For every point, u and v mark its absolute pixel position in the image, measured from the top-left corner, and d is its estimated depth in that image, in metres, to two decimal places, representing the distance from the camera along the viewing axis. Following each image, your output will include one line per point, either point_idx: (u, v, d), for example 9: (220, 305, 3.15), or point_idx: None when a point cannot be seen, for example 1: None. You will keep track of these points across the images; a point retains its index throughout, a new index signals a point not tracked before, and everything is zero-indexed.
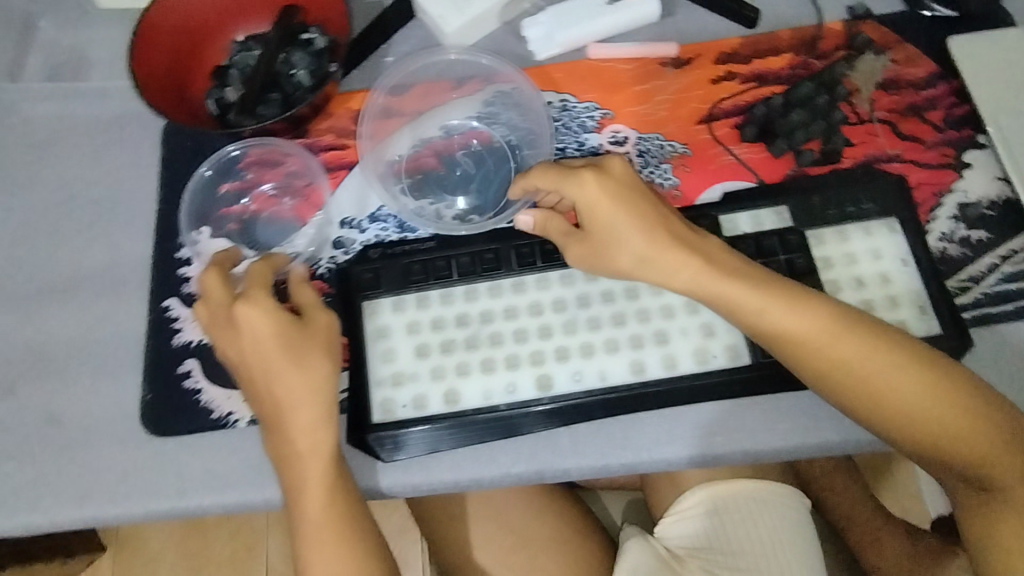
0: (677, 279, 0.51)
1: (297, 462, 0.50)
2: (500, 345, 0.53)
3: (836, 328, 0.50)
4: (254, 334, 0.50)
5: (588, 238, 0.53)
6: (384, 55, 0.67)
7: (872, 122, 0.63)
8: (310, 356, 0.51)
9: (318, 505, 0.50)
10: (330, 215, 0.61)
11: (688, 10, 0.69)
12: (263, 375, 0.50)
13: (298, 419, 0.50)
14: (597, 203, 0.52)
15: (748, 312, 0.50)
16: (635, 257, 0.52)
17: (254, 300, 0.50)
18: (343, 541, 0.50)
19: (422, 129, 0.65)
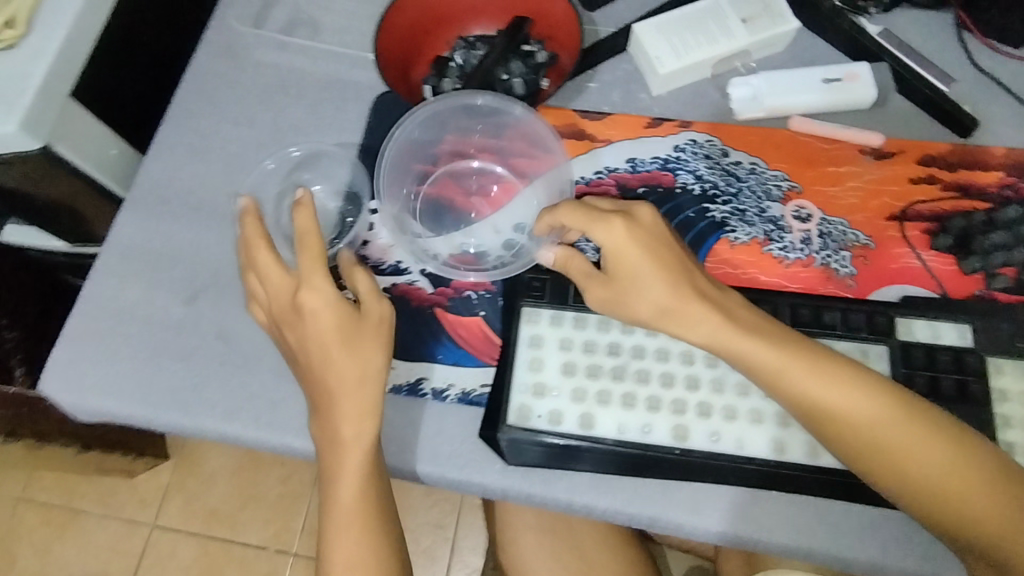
0: (699, 331, 0.51)
1: (337, 447, 0.51)
2: (645, 384, 0.54)
3: (852, 397, 0.49)
4: (314, 321, 0.51)
5: (611, 283, 0.52)
6: (589, 80, 0.70)
7: None
8: (364, 348, 0.51)
9: (352, 490, 0.52)
10: (508, 217, 0.64)
11: (899, 106, 0.68)
12: (316, 360, 0.51)
13: (342, 409, 0.51)
14: (624, 249, 0.51)
15: (764, 369, 0.50)
16: (654, 309, 0.51)
17: (317, 287, 0.51)
18: (370, 524, 0.53)
19: (610, 158, 0.67)
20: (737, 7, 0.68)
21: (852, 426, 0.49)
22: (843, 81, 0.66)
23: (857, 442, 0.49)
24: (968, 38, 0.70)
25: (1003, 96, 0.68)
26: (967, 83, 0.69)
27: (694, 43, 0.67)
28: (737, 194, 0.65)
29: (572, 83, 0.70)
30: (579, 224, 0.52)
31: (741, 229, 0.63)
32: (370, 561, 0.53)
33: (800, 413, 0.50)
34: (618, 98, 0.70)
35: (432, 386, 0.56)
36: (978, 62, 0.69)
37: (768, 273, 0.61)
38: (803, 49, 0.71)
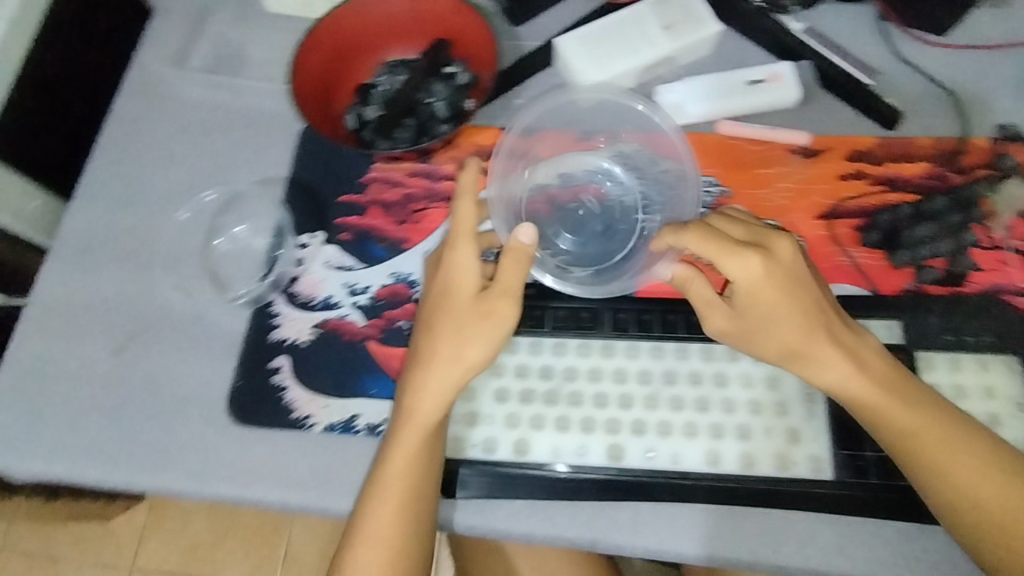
0: (826, 376, 0.49)
1: (403, 418, 0.50)
2: (578, 406, 0.53)
3: (960, 460, 0.48)
4: (446, 277, 0.51)
5: (736, 315, 0.51)
6: (515, 97, 0.70)
7: (1005, 250, 0.60)
8: (469, 334, 0.50)
9: (400, 469, 0.50)
10: (440, 242, 0.63)
11: (826, 103, 0.67)
12: (428, 324, 0.51)
13: (428, 377, 0.50)
14: (758, 287, 0.49)
15: (876, 418, 0.49)
16: (781, 345, 0.50)
17: (457, 249, 0.51)
18: (406, 510, 0.50)
19: (541, 175, 0.67)
20: (659, 14, 0.67)
21: (957, 476, 0.47)
22: (766, 82, 0.66)
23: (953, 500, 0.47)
24: (891, 29, 0.70)
25: (929, 85, 0.68)
26: (891, 75, 0.68)
27: (616, 53, 0.67)
28: (668, 203, 0.66)
29: (498, 101, 0.70)
30: (705, 254, 0.49)
31: None
32: (393, 547, 0.50)
33: (911, 467, 0.48)
34: None
35: (366, 422, 0.55)
36: (902, 53, 0.69)
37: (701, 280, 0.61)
38: (728, 51, 0.70)
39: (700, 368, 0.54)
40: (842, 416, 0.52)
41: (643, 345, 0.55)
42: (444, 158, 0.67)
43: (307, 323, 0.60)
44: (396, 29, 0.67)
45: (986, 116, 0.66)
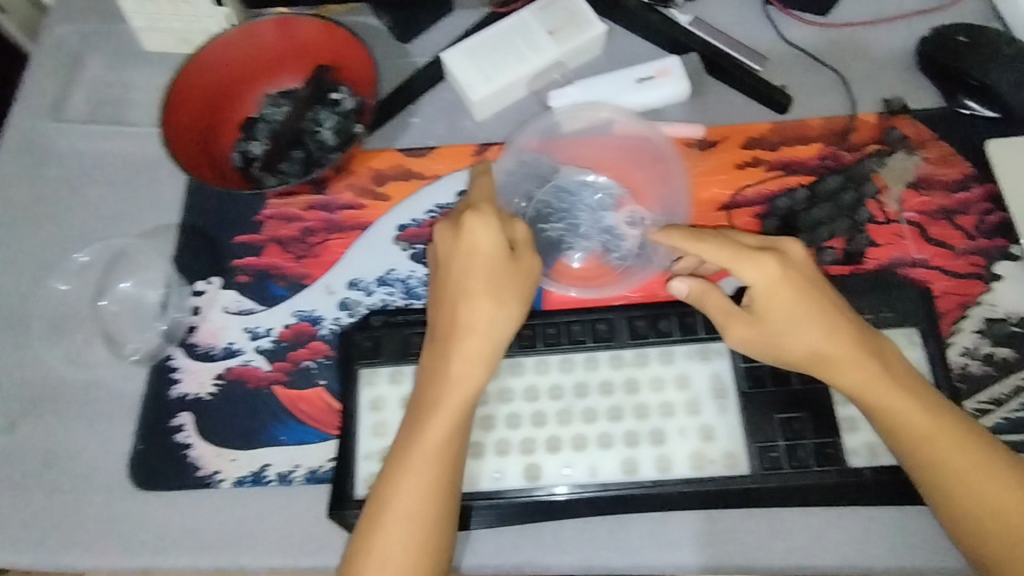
0: (850, 376, 0.49)
1: (442, 383, 0.49)
2: (491, 429, 0.53)
3: (970, 463, 0.47)
4: (468, 248, 0.51)
5: (754, 322, 0.50)
6: (411, 115, 0.68)
7: (900, 223, 0.61)
8: (513, 292, 0.51)
9: (437, 434, 0.48)
10: (342, 274, 0.61)
11: (717, 92, 0.67)
12: (461, 293, 0.50)
13: (467, 343, 0.49)
14: (776, 288, 0.49)
15: (890, 419, 0.48)
16: (801, 350, 0.50)
17: (482, 214, 0.51)
18: (445, 478, 0.48)
19: (440, 194, 0.65)
20: (543, 20, 0.66)
21: (981, 494, 0.46)
22: (655, 78, 0.65)
23: (959, 503, 0.46)
24: (775, 13, 0.71)
25: (817, 66, 0.68)
26: (779, 59, 0.69)
27: (502, 63, 0.65)
28: (570, 209, 0.63)
29: (393, 121, 0.68)
30: (723, 261, 0.49)
31: (577, 245, 0.62)
32: (426, 520, 0.47)
33: (934, 480, 0.47)
34: (442, 129, 0.68)
35: (277, 471, 0.54)
36: (787, 35, 0.70)
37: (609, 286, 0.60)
38: (620, 48, 0.70)
39: (610, 376, 0.53)
40: (753, 409, 0.52)
41: (552, 359, 0.54)
42: (341, 187, 0.65)
43: (208, 374, 0.57)
44: (276, 58, 0.64)
45: (872, 91, 0.67)
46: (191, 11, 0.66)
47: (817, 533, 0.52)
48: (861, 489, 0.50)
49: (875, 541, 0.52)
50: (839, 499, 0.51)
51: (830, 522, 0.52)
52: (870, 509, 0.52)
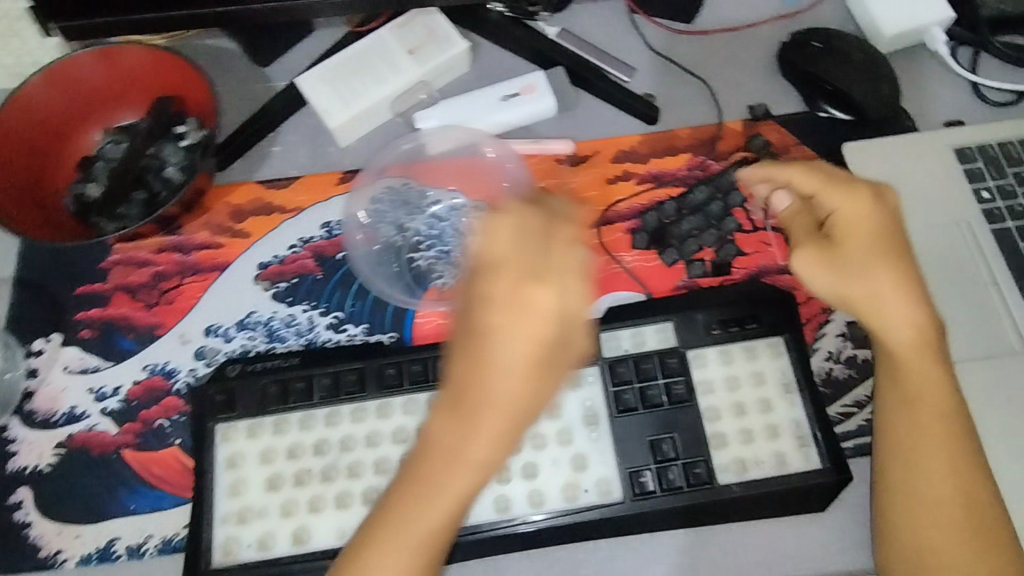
0: (897, 319, 0.49)
1: (454, 461, 0.43)
2: (358, 477, 0.51)
3: (950, 462, 0.48)
4: (505, 336, 0.41)
5: (827, 250, 0.50)
6: (272, 144, 0.64)
7: (767, 231, 0.61)
8: (555, 374, 0.42)
9: (445, 503, 0.44)
10: (198, 321, 0.57)
11: (588, 106, 0.66)
12: (483, 365, 0.41)
13: (488, 423, 0.42)
14: (853, 218, 0.50)
15: (912, 386, 0.50)
16: (866, 292, 0.49)
17: (552, 282, 0.41)
18: (433, 542, 0.44)
19: (304, 227, 0.61)
20: (401, 39, 0.64)
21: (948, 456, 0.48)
22: (520, 95, 0.64)
23: (910, 493, 0.49)
24: (642, 23, 0.70)
25: (684, 76, 0.68)
26: (648, 70, 0.68)
27: (361, 87, 0.63)
28: (440, 236, 0.61)
29: (253, 151, 0.64)
30: (808, 185, 0.51)
31: (448, 273, 0.60)
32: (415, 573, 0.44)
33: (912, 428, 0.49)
34: (305, 156, 0.64)
35: (126, 544, 0.50)
36: (653, 45, 0.69)
37: None
38: (489, 63, 0.68)
39: None
40: (621, 434, 0.52)
41: (421, 398, 0.53)
42: (196, 226, 0.61)
43: (49, 444, 0.53)
44: (111, 91, 0.60)
45: (737, 98, 0.67)
46: (21, 44, 0.62)
47: (694, 553, 0.52)
48: (730, 505, 0.51)
49: (749, 557, 0.52)
50: (711, 517, 0.52)
51: (706, 543, 0.52)
52: (746, 525, 0.53)
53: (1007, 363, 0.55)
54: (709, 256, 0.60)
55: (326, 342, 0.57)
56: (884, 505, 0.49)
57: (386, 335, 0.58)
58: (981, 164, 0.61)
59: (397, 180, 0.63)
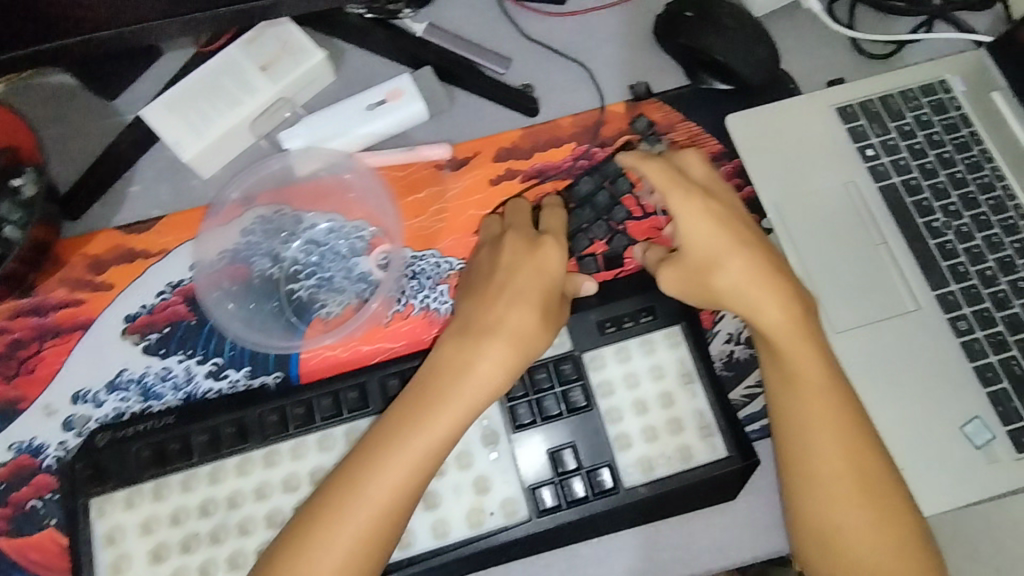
0: (765, 304, 0.49)
1: (465, 379, 0.48)
2: (250, 534, 0.48)
3: (847, 445, 0.48)
4: (543, 260, 0.53)
5: (679, 262, 0.52)
6: (129, 184, 0.60)
7: (658, 215, 0.60)
8: (559, 321, 0.52)
9: (447, 422, 0.47)
10: (63, 388, 0.54)
11: (464, 105, 0.63)
12: (508, 295, 0.51)
13: (501, 348, 0.49)
14: (693, 219, 0.51)
15: (793, 371, 0.49)
16: (734, 284, 0.50)
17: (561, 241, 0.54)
18: (433, 461, 0.47)
19: (172, 270, 0.57)
20: (252, 55, 0.60)
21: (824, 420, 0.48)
22: (386, 102, 0.60)
23: (813, 481, 0.48)
24: (512, 7, 0.66)
25: (561, 60, 0.65)
26: (523, 57, 0.65)
27: (213, 112, 0.58)
28: (320, 262, 0.58)
29: (107, 194, 0.60)
30: (658, 182, 0.52)
31: (332, 300, 0.57)
32: (403, 499, 0.46)
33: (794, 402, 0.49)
34: (166, 193, 0.60)
35: None
36: (527, 30, 0.65)
37: (371, 341, 0.56)
38: (355, 70, 0.64)
39: None
40: (520, 449, 0.51)
41: (309, 441, 0.50)
42: (52, 284, 0.57)
43: None
44: None
45: (618, 78, 0.64)
46: None
47: (607, 559, 0.52)
48: (638, 508, 0.50)
49: (662, 553, 0.52)
50: (621, 522, 0.50)
51: (620, 546, 0.52)
52: (658, 522, 0.52)
53: (902, 323, 0.54)
54: (602, 248, 0.59)
55: (207, 392, 0.54)
56: (793, 496, 0.48)
57: (271, 377, 0.55)
58: (864, 121, 0.60)
59: (267, 209, 0.59)
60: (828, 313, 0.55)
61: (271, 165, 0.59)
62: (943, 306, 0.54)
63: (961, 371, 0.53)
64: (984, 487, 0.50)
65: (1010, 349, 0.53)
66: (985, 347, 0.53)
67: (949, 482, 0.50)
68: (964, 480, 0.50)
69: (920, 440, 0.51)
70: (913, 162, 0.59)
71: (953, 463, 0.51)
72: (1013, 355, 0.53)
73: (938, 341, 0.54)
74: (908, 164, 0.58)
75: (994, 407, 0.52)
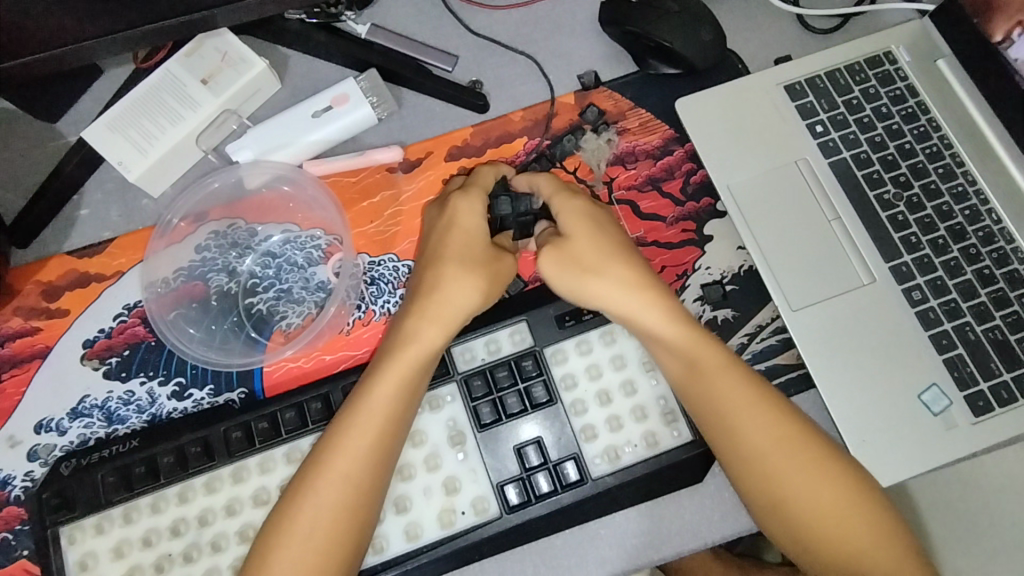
0: (640, 312, 0.51)
1: (401, 344, 0.50)
2: (223, 551, 0.48)
3: (766, 424, 0.49)
4: (463, 219, 0.54)
5: (564, 261, 0.53)
6: (78, 208, 0.59)
7: (612, 205, 0.60)
8: (490, 273, 0.53)
9: (388, 390, 0.48)
10: (25, 419, 0.53)
11: (412, 105, 0.63)
12: (437, 259, 0.54)
13: (436, 309, 0.51)
14: (575, 222, 0.54)
15: (690, 365, 0.50)
16: (618, 286, 0.52)
17: (473, 198, 0.55)
18: (387, 425, 0.48)
19: (129, 292, 0.57)
20: (192, 69, 0.59)
21: (735, 399, 0.49)
22: (332, 108, 0.60)
23: (750, 469, 0.48)
24: (456, 4, 0.65)
25: (509, 54, 0.64)
26: (470, 53, 0.64)
27: (156, 130, 0.58)
28: (277, 274, 0.58)
29: (57, 218, 0.59)
30: (546, 191, 0.56)
31: (291, 311, 0.57)
32: (359, 488, 0.46)
33: (698, 396, 0.50)
34: (117, 214, 0.59)
35: None
36: (472, 25, 0.65)
37: (333, 350, 0.56)
38: (300, 78, 0.63)
39: None
40: (487, 448, 0.50)
41: (276, 454, 0.50)
42: (7, 314, 0.56)
43: None
44: None
45: (566, 69, 0.64)
46: None
47: (580, 548, 0.52)
48: (605, 498, 0.50)
49: (634, 540, 0.53)
50: (592, 514, 0.51)
51: (594, 536, 0.53)
52: (628, 509, 0.53)
53: (857, 298, 0.54)
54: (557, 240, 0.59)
55: (171, 413, 0.54)
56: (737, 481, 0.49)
57: (234, 394, 0.55)
58: (812, 97, 0.59)
59: (218, 228, 0.59)
60: (786, 291, 0.55)
61: (219, 180, 0.59)
62: (897, 278, 0.54)
63: (917, 339, 0.52)
64: (946, 455, 0.50)
65: (963, 315, 0.53)
66: (939, 315, 0.53)
67: (911, 451, 0.50)
68: (927, 449, 0.50)
69: (881, 411, 0.51)
70: (862, 134, 0.58)
71: (914, 432, 0.51)
72: (967, 321, 0.52)
73: (894, 312, 0.53)
74: (857, 138, 0.58)
75: (951, 374, 0.51)
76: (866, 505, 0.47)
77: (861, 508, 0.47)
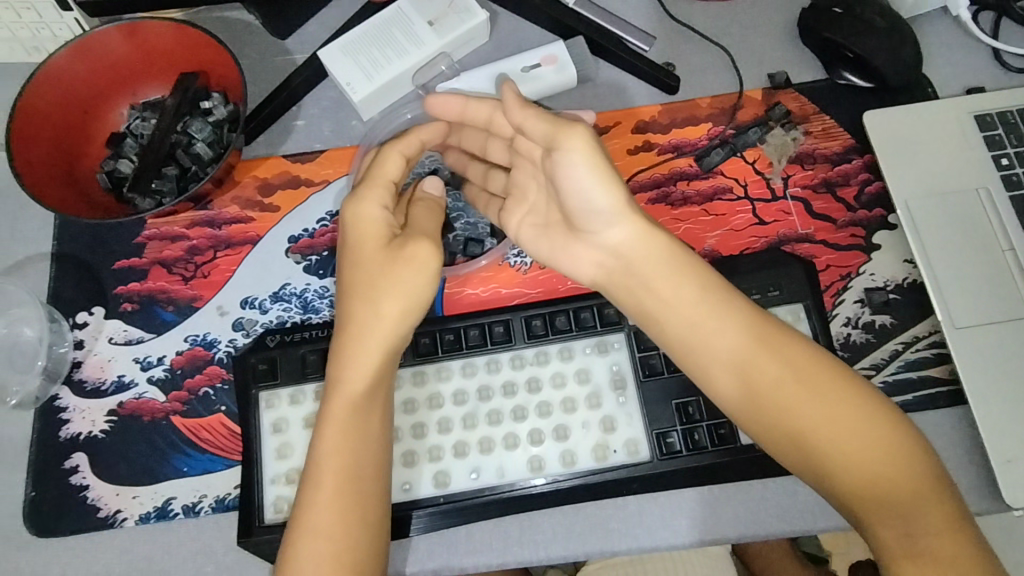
0: (633, 248, 0.50)
1: (342, 353, 0.50)
2: (398, 441, 0.53)
3: (759, 353, 0.47)
4: (355, 226, 0.52)
5: (580, 154, 0.48)
6: (295, 118, 0.65)
7: (786, 200, 0.63)
8: (388, 287, 0.50)
9: (336, 418, 0.48)
10: (232, 294, 0.60)
11: (607, 76, 0.67)
12: (353, 275, 0.51)
13: (349, 335, 0.50)
14: (601, 147, 0.48)
15: (678, 322, 0.49)
16: (630, 222, 0.50)
17: (355, 202, 0.52)
18: (348, 429, 0.48)
19: (332, 201, 0.63)
20: (421, 10, 0.64)
21: (722, 351, 0.48)
22: (540, 66, 0.64)
23: (763, 425, 0.46)
24: None
25: (704, 43, 0.68)
26: (668, 37, 0.68)
27: (383, 58, 0.63)
28: (465, 207, 0.63)
29: (277, 124, 0.65)
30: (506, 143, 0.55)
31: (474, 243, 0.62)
32: (343, 491, 0.47)
33: (690, 356, 0.49)
34: (329, 130, 0.65)
35: (182, 503, 0.54)
36: (674, 12, 0.69)
37: (509, 285, 0.61)
38: (507, 34, 0.68)
39: (512, 378, 0.55)
40: (647, 398, 0.54)
41: (453, 365, 0.55)
42: (226, 200, 0.62)
43: (101, 411, 0.57)
44: (134, 69, 0.61)
45: (758, 66, 0.67)
46: (35, 17, 0.60)
47: (717, 507, 0.55)
48: (751, 465, 0.53)
49: (767, 512, 0.55)
50: (735, 478, 0.54)
51: (732, 499, 0.55)
52: (767, 481, 0.56)
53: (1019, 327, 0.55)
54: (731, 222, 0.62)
55: None
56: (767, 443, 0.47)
57: None
58: (1001, 132, 0.61)
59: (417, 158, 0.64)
60: (950, 309, 0.57)
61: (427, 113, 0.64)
62: None
63: None
64: None
65: None
66: None
67: None
68: None
69: None
70: None
71: None
72: None
73: None
74: None
75: None
76: (890, 449, 0.43)
77: (888, 450, 0.43)
